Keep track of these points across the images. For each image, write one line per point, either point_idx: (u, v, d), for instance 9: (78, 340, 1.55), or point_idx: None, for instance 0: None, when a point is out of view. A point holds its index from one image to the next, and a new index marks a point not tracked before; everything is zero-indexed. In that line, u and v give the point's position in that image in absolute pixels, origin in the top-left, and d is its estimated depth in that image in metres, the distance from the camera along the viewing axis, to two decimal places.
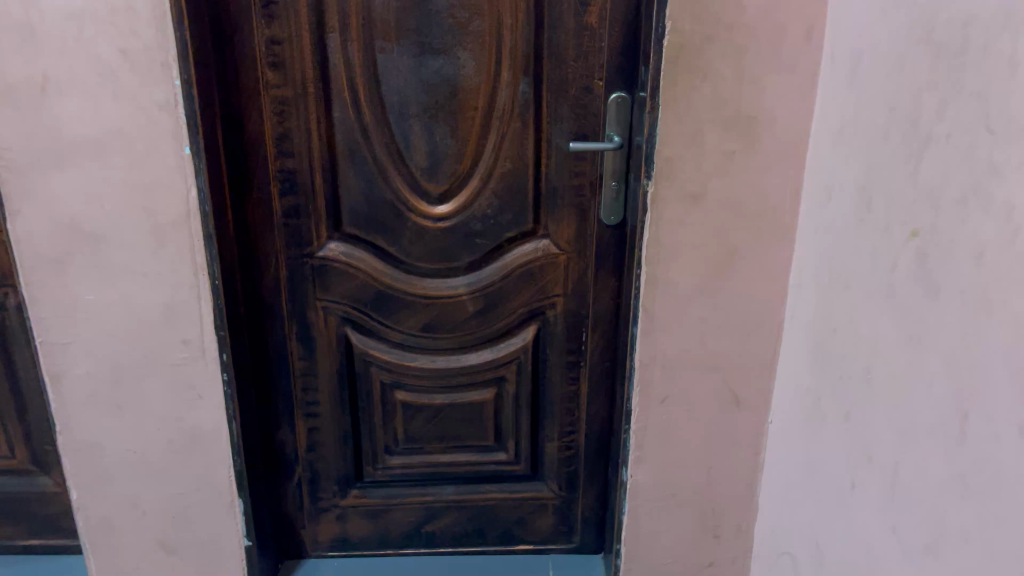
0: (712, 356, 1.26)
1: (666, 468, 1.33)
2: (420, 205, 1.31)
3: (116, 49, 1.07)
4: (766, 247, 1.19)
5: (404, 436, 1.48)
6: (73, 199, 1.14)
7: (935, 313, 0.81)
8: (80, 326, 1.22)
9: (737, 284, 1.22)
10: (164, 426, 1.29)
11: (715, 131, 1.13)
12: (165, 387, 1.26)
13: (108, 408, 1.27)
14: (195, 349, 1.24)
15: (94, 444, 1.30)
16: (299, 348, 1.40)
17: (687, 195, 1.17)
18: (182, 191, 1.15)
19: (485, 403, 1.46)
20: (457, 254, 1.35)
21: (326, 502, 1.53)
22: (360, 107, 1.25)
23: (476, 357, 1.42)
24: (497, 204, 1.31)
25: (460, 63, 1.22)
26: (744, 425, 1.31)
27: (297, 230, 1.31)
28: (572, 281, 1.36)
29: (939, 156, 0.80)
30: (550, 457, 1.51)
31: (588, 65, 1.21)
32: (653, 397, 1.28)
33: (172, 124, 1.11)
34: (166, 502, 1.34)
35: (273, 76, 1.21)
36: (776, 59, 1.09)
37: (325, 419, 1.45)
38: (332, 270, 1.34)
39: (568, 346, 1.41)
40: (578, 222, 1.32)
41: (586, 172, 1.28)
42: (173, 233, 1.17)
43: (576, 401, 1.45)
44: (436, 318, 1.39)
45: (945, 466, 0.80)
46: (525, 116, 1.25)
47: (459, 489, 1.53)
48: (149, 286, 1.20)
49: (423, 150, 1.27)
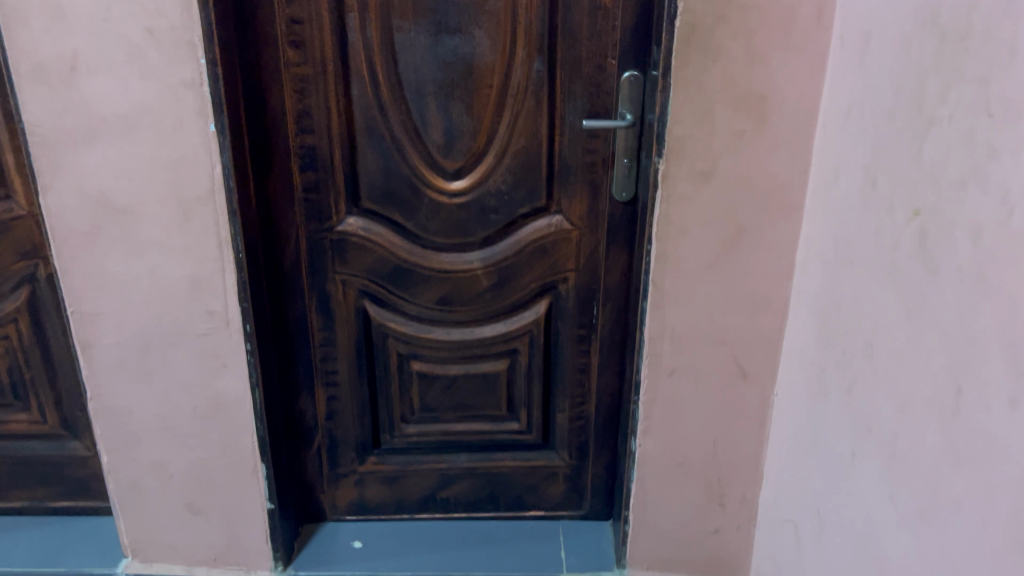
0: (720, 331, 1.29)
1: (674, 437, 1.38)
2: (436, 181, 1.35)
3: (144, 29, 1.10)
4: (774, 225, 1.22)
5: (420, 405, 1.53)
6: (102, 174, 1.19)
7: (934, 290, 0.84)
8: (110, 297, 1.27)
9: (746, 260, 1.25)
10: (190, 394, 1.34)
11: (725, 110, 1.15)
12: (191, 356, 1.31)
13: (136, 375, 1.33)
14: (220, 320, 1.29)
15: (124, 410, 1.35)
16: (319, 319, 1.44)
17: (696, 173, 1.19)
18: (207, 167, 1.19)
19: (498, 374, 1.50)
20: (472, 229, 1.38)
21: (345, 469, 1.58)
22: (378, 85, 1.28)
23: (490, 330, 1.47)
24: (511, 180, 1.34)
25: (476, 42, 1.25)
26: (750, 398, 1.34)
27: (317, 205, 1.35)
28: (584, 257, 1.40)
29: (940, 138, 0.83)
30: (561, 427, 1.55)
31: (601, 44, 1.24)
32: (661, 369, 1.32)
33: (198, 102, 1.15)
34: (193, 466, 1.40)
35: (294, 55, 1.25)
36: (787, 40, 1.11)
37: (344, 388, 1.50)
38: (351, 244, 1.38)
39: (580, 320, 1.44)
40: (590, 198, 1.35)
41: (599, 149, 1.31)
42: (199, 208, 1.21)
43: (586, 373, 1.49)
44: (452, 291, 1.43)
45: (941, 437, 0.83)
46: (539, 95, 1.28)
47: (473, 457, 1.58)
48: (175, 259, 1.25)
49: (439, 127, 1.30)
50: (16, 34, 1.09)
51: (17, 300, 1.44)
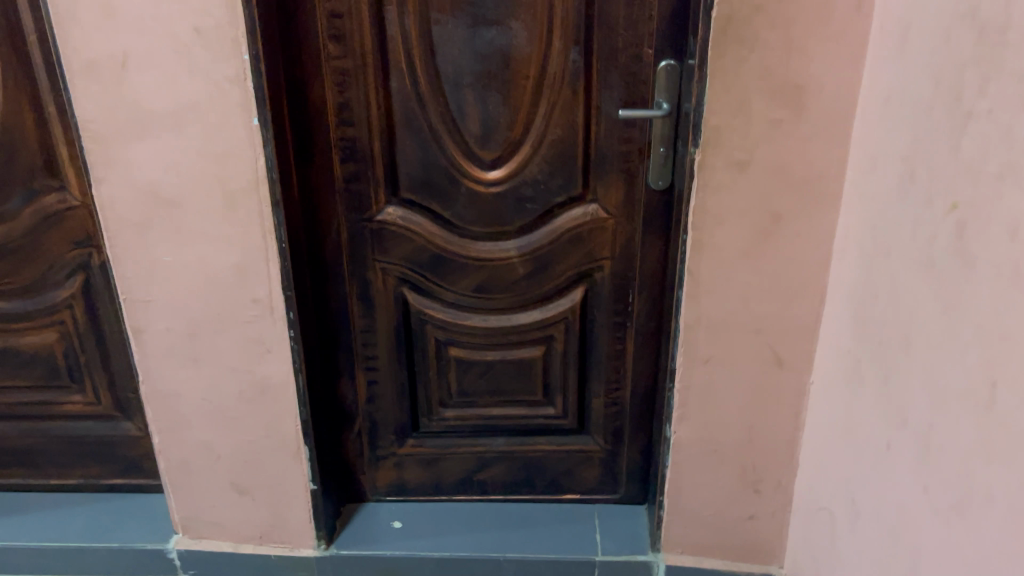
0: (755, 319, 1.30)
1: (709, 424, 1.39)
2: (473, 171, 1.36)
3: (190, 26, 1.13)
4: (811, 214, 1.22)
5: (457, 390, 1.56)
6: (152, 167, 1.23)
7: (970, 285, 0.84)
8: (160, 285, 1.32)
9: (782, 249, 1.25)
10: (236, 378, 1.39)
11: (762, 100, 1.15)
12: (238, 342, 1.36)
13: (185, 360, 1.37)
14: (264, 308, 1.33)
15: (173, 393, 1.40)
16: (359, 306, 1.48)
17: (733, 163, 1.20)
18: (252, 160, 1.22)
19: (535, 360, 1.53)
20: (508, 218, 1.40)
21: (384, 451, 1.62)
22: (416, 77, 1.30)
23: (526, 317, 1.49)
24: (547, 169, 1.36)
25: (513, 33, 1.26)
26: (786, 387, 1.34)
27: (357, 195, 1.38)
28: (620, 245, 1.41)
29: (979, 132, 0.82)
30: (597, 412, 1.57)
31: (638, 34, 1.24)
32: (696, 357, 1.33)
33: (242, 97, 1.18)
34: (239, 448, 1.45)
35: (334, 48, 1.27)
36: (826, 29, 1.10)
37: (384, 373, 1.54)
38: (390, 233, 1.41)
39: (615, 307, 1.46)
40: (626, 187, 1.36)
41: (634, 138, 1.32)
42: (243, 199, 1.25)
43: (622, 359, 1.51)
44: (489, 279, 1.45)
45: (975, 430, 0.84)
46: (576, 85, 1.29)
47: (509, 440, 1.61)
48: (222, 249, 1.28)
49: (477, 118, 1.32)
50: (69, 33, 1.14)
51: (71, 287, 1.49)
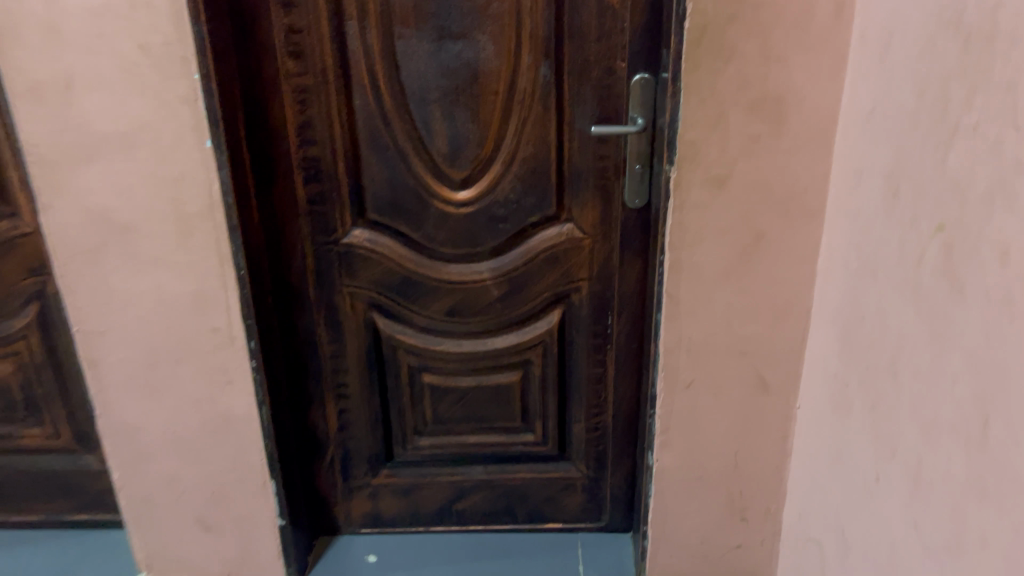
0: (739, 341, 1.24)
1: (693, 451, 1.33)
2: (443, 191, 1.31)
3: (138, 45, 1.08)
4: (794, 231, 1.16)
5: (432, 418, 1.49)
6: (103, 193, 1.17)
7: (960, 310, 0.79)
8: (115, 315, 1.25)
9: (765, 269, 1.19)
10: (197, 410, 1.32)
11: (740, 113, 1.10)
12: (198, 373, 1.29)
13: (143, 392, 1.31)
14: (225, 337, 1.27)
15: (132, 426, 1.34)
16: (327, 332, 1.41)
17: (711, 179, 1.14)
18: (206, 183, 1.16)
19: (512, 385, 1.46)
20: (481, 239, 1.34)
21: (358, 481, 1.55)
22: (380, 94, 1.24)
23: (502, 340, 1.43)
24: (520, 188, 1.30)
25: (480, 47, 1.20)
26: (773, 410, 1.28)
27: (322, 217, 1.32)
28: (597, 265, 1.35)
29: (965, 148, 0.77)
30: (578, 438, 1.51)
31: (610, 46, 1.19)
32: (678, 382, 1.28)
33: (194, 118, 1.12)
34: (203, 482, 1.38)
35: (294, 64, 1.21)
36: (805, 38, 1.05)
37: (355, 401, 1.47)
38: (357, 256, 1.35)
39: (594, 329, 1.40)
40: (602, 205, 1.31)
41: (610, 154, 1.27)
42: (199, 224, 1.19)
43: (603, 382, 1.45)
44: (462, 302, 1.39)
45: (966, 467, 0.78)
46: (547, 100, 1.24)
47: (488, 469, 1.54)
48: (178, 276, 1.22)
49: (444, 135, 1.26)
50: (10, 53, 1.08)
51: (26, 317, 1.43)
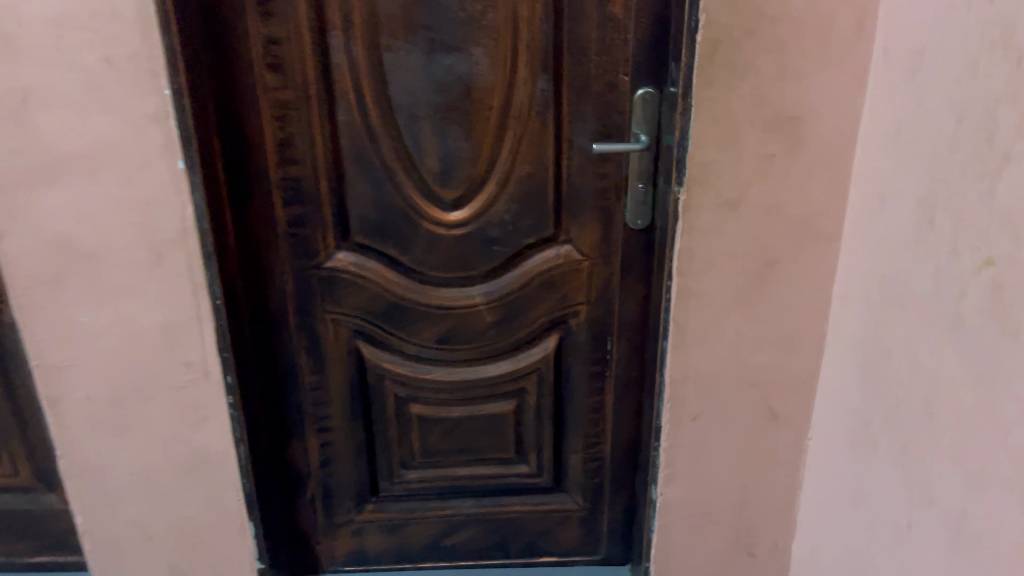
0: (749, 371, 1.18)
1: (699, 485, 1.26)
2: (433, 212, 1.22)
3: (101, 58, 0.98)
4: (808, 256, 1.10)
5: (420, 450, 1.40)
6: (63, 218, 1.07)
7: (1012, 355, 0.72)
8: (78, 349, 1.15)
9: (777, 296, 1.13)
10: (169, 450, 1.22)
11: (755, 132, 1.03)
12: (169, 411, 1.20)
13: (109, 431, 1.21)
14: (198, 371, 1.17)
15: (97, 468, 1.24)
16: (309, 362, 1.32)
17: (722, 202, 1.07)
18: (178, 207, 1.07)
19: (506, 416, 1.38)
20: (474, 263, 1.26)
21: (341, 518, 1.45)
22: (366, 109, 1.16)
23: (495, 369, 1.34)
24: (515, 209, 1.23)
25: (474, 60, 1.13)
26: (783, 443, 1.22)
27: (303, 240, 1.23)
28: (597, 289, 1.28)
29: (1018, 179, 0.71)
30: (574, 469, 1.43)
31: (613, 59, 1.12)
32: (684, 414, 1.21)
33: (165, 137, 1.03)
34: (175, 525, 1.28)
35: (272, 78, 1.13)
36: (824, 54, 0.98)
37: (339, 434, 1.38)
38: (341, 281, 1.26)
39: (593, 356, 1.33)
40: (602, 226, 1.24)
41: (611, 173, 1.20)
42: (171, 252, 1.10)
43: (601, 411, 1.38)
44: (453, 329, 1.31)
45: (1021, 525, 0.72)
46: (544, 116, 1.16)
47: (479, 502, 1.46)
48: (147, 308, 1.13)
49: (435, 154, 1.18)
50: None
51: None
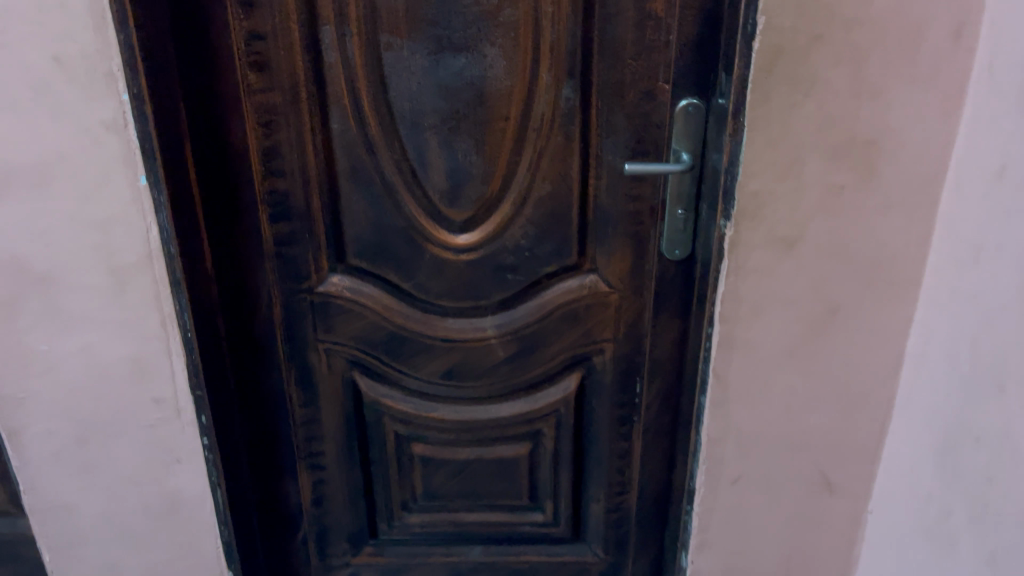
0: (799, 433, 1.00)
1: (737, 555, 1.09)
2: (439, 234, 1.07)
3: (48, 57, 0.85)
4: (878, 306, 0.92)
5: (423, 493, 1.25)
6: (16, 236, 0.93)
7: None
8: (37, 380, 1.02)
9: (839, 349, 0.95)
10: (140, 491, 1.10)
11: (819, 159, 0.85)
12: (140, 449, 1.07)
13: (75, 468, 1.08)
14: (169, 409, 1.05)
15: (62, 507, 1.11)
16: (299, 394, 1.17)
17: (777, 241, 0.89)
18: (141, 229, 0.94)
19: (519, 460, 1.22)
20: (485, 292, 1.10)
21: (337, 560, 1.31)
22: (363, 116, 1.00)
23: (508, 409, 1.19)
24: (534, 233, 1.06)
25: (488, 62, 0.96)
26: (837, 514, 1.05)
27: (291, 260, 1.08)
28: (625, 325, 1.12)
29: None
30: (595, 519, 1.27)
31: (651, 64, 0.96)
32: (722, 478, 1.04)
33: (123, 149, 0.90)
34: (148, 569, 1.16)
35: (256, 78, 0.97)
36: (910, 66, 0.80)
37: (333, 472, 1.23)
38: (336, 308, 1.11)
39: (619, 398, 1.17)
40: (634, 255, 1.07)
41: (645, 196, 1.03)
42: (134, 278, 0.97)
43: (627, 458, 1.21)
44: (461, 364, 1.15)
45: None
46: (569, 129, 1.00)
47: (489, 550, 1.30)
48: (111, 337, 1.00)
49: (442, 168, 1.03)
50: None
51: None
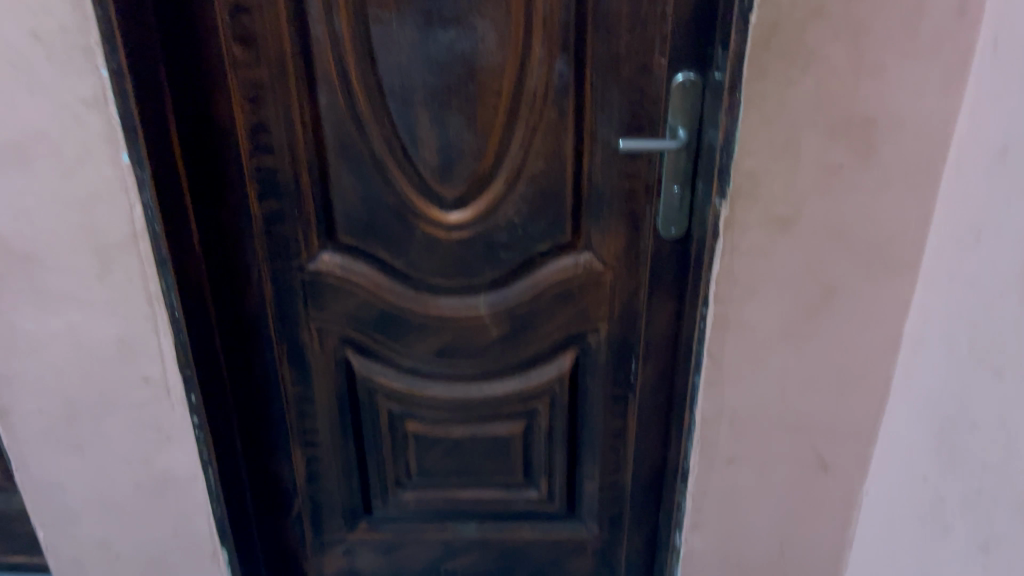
0: (794, 414, 0.99)
1: (731, 535, 1.09)
2: (430, 212, 1.05)
3: (26, 32, 0.83)
4: (876, 287, 0.90)
5: (417, 470, 1.25)
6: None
7: None
8: (24, 359, 1.01)
9: (835, 331, 0.93)
10: (132, 470, 1.10)
11: (817, 138, 0.83)
12: (131, 428, 1.07)
13: (66, 447, 1.08)
14: (159, 389, 1.04)
15: (55, 484, 1.11)
16: (291, 372, 1.16)
17: (773, 220, 0.88)
18: (125, 207, 0.92)
19: (513, 438, 1.22)
20: (478, 270, 1.09)
21: (332, 537, 1.31)
22: (352, 92, 0.98)
23: (501, 387, 1.18)
24: (527, 211, 1.05)
25: (479, 36, 0.94)
26: (831, 494, 1.04)
27: (281, 239, 1.06)
28: (619, 304, 1.10)
29: None
30: (590, 497, 1.27)
31: (646, 38, 0.93)
32: (716, 458, 1.03)
33: (104, 126, 0.88)
34: (142, 545, 1.17)
35: (241, 52, 0.95)
36: (912, 42, 0.78)
37: (327, 450, 1.23)
38: (327, 286, 1.10)
39: (613, 377, 1.16)
40: (629, 233, 1.05)
41: (640, 173, 1.01)
42: (119, 257, 0.95)
43: (622, 437, 1.21)
44: (454, 343, 1.14)
45: None
46: (563, 104, 0.98)
47: (483, 527, 1.30)
48: (97, 317, 0.99)
49: (433, 145, 1.00)
50: None
51: None
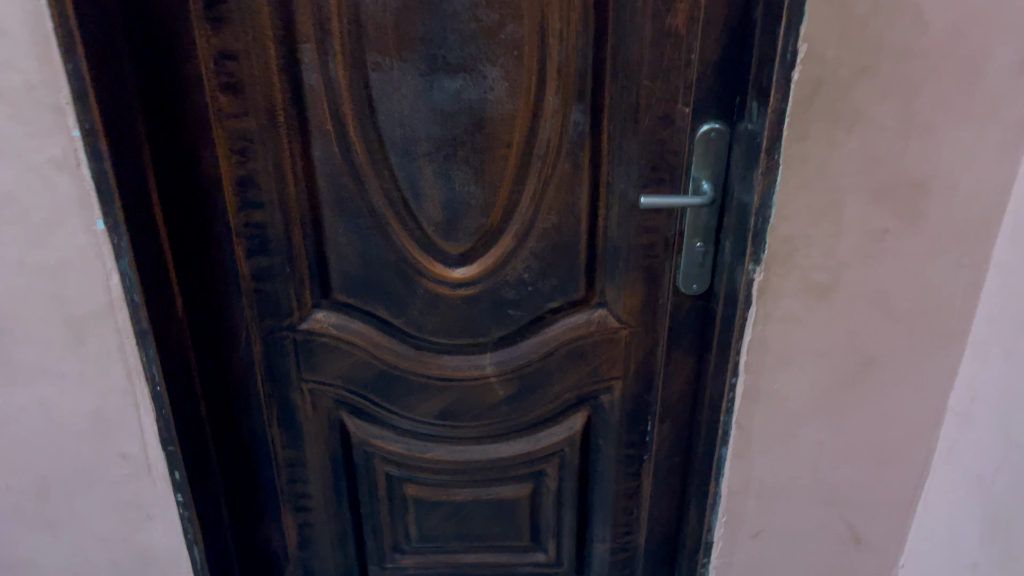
0: (827, 486, 0.92)
1: None
2: (433, 267, 0.97)
3: None
4: (919, 356, 0.84)
5: (417, 534, 1.17)
6: None
7: None
8: None
9: (873, 401, 0.87)
10: (109, 548, 1.01)
11: (861, 201, 0.77)
12: (108, 505, 0.98)
13: (35, 526, 0.99)
14: (138, 465, 0.96)
15: (25, 564, 1.02)
16: (282, 436, 1.08)
17: (810, 287, 0.81)
18: (100, 275, 0.84)
19: (520, 500, 1.14)
20: (484, 328, 1.01)
21: None
22: (349, 142, 0.90)
23: (507, 449, 1.10)
24: (537, 267, 0.97)
25: (487, 85, 0.86)
26: (864, 567, 0.97)
27: (271, 297, 0.98)
28: (635, 362, 1.03)
29: None
30: (600, 560, 1.19)
31: (670, 85, 0.86)
32: (742, 531, 0.96)
33: (77, 189, 0.80)
34: None
35: (227, 101, 0.87)
36: (969, 101, 0.72)
37: (320, 516, 1.15)
38: (320, 346, 1.02)
39: (627, 437, 1.09)
40: (647, 289, 0.98)
41: (660, 227, 0.94)
42: (95, 328, 0.87)
43: (636, 498, 1.14)
44: (458, 404, 1.06)
45: None
46: (577, 155, 0.91)
47: None
48: (70, 391, 0.90)
49: (437, 199, 0.93)
50: None
51: None
